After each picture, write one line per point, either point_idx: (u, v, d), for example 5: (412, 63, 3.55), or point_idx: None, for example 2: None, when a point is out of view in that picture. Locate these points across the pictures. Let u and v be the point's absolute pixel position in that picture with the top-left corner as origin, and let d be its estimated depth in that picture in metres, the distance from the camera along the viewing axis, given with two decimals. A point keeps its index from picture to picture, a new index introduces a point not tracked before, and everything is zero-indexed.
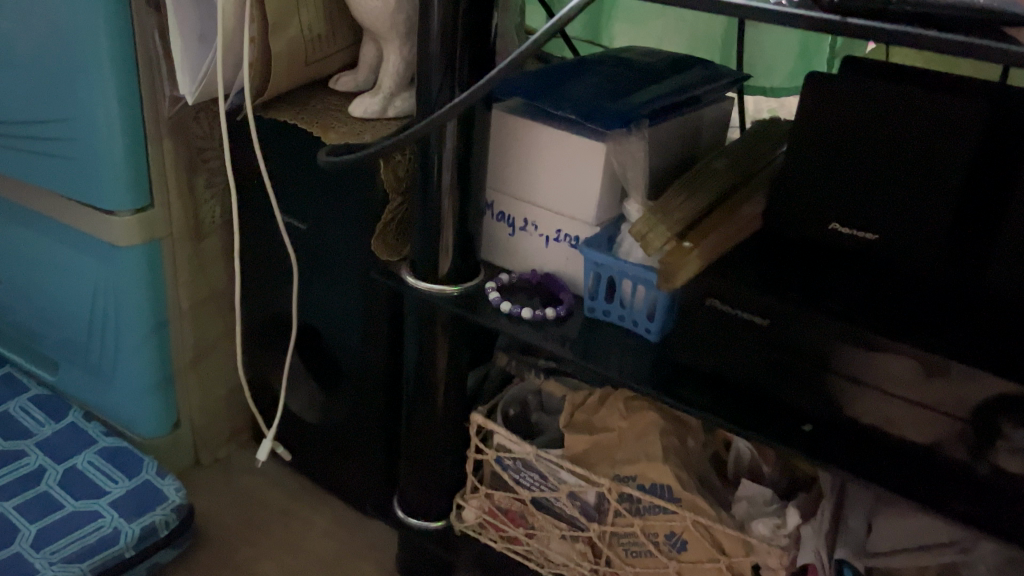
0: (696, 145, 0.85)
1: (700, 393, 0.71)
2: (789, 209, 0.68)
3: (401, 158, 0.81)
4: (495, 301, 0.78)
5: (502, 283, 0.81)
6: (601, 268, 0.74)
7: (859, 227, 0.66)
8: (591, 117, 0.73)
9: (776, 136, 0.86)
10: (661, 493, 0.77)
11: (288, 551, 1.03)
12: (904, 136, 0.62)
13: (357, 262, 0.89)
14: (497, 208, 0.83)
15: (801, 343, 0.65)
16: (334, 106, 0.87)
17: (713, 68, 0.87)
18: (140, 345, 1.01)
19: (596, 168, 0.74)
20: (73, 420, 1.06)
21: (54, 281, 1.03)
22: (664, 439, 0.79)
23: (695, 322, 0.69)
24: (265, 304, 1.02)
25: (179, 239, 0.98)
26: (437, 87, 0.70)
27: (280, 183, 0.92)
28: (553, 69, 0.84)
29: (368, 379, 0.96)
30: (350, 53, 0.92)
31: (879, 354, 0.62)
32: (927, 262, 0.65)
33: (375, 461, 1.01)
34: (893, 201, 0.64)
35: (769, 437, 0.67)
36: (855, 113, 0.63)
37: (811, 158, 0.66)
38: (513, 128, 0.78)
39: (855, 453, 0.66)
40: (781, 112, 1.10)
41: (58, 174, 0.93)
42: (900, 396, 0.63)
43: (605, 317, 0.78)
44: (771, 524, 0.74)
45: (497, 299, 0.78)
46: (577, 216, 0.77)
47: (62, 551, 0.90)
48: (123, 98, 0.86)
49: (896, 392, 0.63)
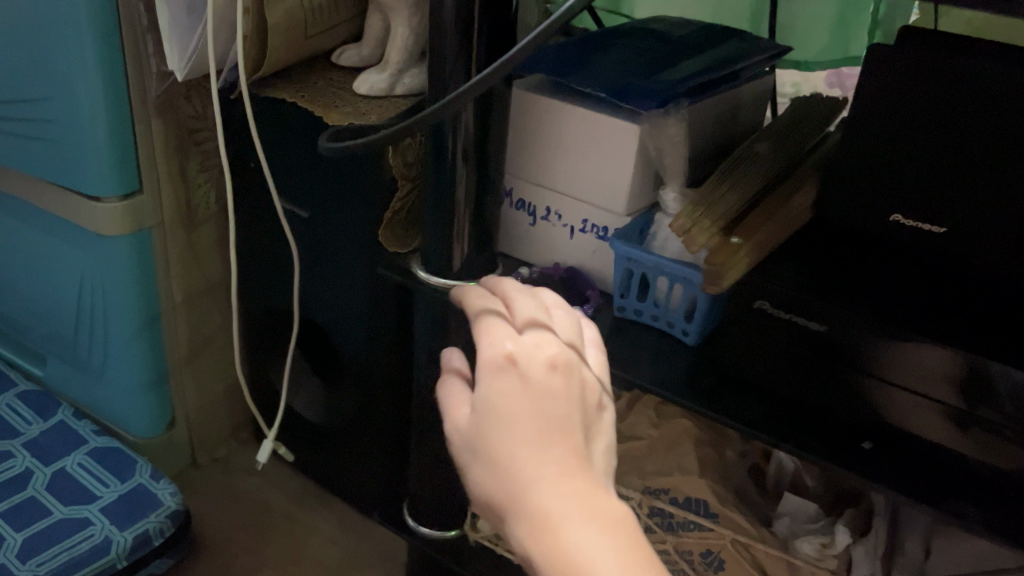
0: (735, 126, 0.77)
1: (746, 404, 0.64)
2: (845, 197, 0.62)
3: (412, 142, 0.74)
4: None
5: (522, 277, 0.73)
6: (634, 263, 0.67)
7: (922, 219, 0.60)
8: (623, 95, 0.66)
9: (821, 115, 0.79)
10: (697, 509, 0.70)
11: (291, 559, 0.97)
12: (967, 117, 0.55)
13: (363, 255, 0.82)
14: (517, 196, 0.76)
15: (848, 352, 0.59)
16: (337, 83, 0.80)
17: (751, 41, 0.79)
18: (130, 340, 0.94)
19: (629, 152, 0.67)
20: (62, 418, 1.00)
21: (39, 271, 0.96)
22: (699, 450, 0.74)
23: (743, 326, 0.63)
24: (265, 296, 0.96)
25: (170, 228, 0.91)
26: (452, 63, 0.62)
27: (278, 167, 0.84)
28: (578, 42, 0.76)
29: (373, 377, 0.90)
30: (354, 25, 0.84)
31: (938, 361, 0.55)
32: (999, 257, 0.58)
33: (383, 464, 0.96)
34: (960, 189, 0.57)
35: (821, 456, 0.60)
36: (916, 91, 0.56)
37: (869, 142, 0.59)
38: (535, 108, 0.70)
39: (916, 472, 0.59)
40: (806, 87, 1.02)
41: (40, 158, 0.86)
42: (957, 410, 0.56)
43: (636, 316, 0.71)
44: (817, 544, 0.67)
45: None
46: (606, 205, 0.70)
47: (50, 562, 0.84)
48: (107, 76, 0.78)
49: (952, 408, 0.57)
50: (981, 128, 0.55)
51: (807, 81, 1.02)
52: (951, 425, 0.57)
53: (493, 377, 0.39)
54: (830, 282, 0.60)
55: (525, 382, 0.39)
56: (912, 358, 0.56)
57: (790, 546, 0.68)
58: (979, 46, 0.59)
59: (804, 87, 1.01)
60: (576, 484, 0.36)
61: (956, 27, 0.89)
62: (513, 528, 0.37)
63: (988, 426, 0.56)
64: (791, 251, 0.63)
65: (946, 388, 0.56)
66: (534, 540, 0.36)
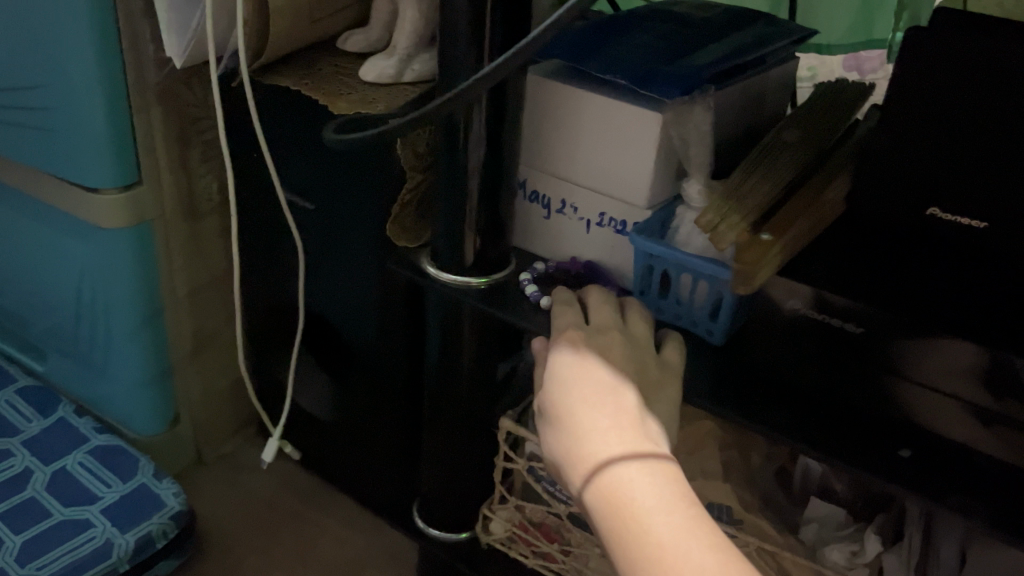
0: (760, 113, 0.74)
1: (777, 410, 0.61)
2: (880, 189, 0.58)
3: (421, 133, 0.70)
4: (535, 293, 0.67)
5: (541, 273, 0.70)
6: (656, 258, 0.64)
7: (963, 214, 0.56)
8: (645, 82, 0.62)
9: (850, 100, 0.75)
10: (720, 516, 0.67)
11: (298, 560, 0.94)
12: (1011, 106, 0.52)
13: (371, 249, 0.79)
14: (531, 187, 0.72)
15: (876, 350, 0.56)
16: (343, 70, 0.76)
17: (776, 24, 0.76)
18: (132, 336, 0.91)
19: (651, 142, 0.63)
20: (63, 415, 0.98)
21: (37, 265, 0.93)
22: (722, 453, 0.72)
23: (775, 325, 0.60)
24: (270, 291, 0.93)
25: (171, 220, 0.88)
26: (464, 49, 0.59)
27: (282, 158, 0.81)
28: (596, 26, 0.73)
29: (383, 374, 0.87)
30: (360, 8, 0.81)
31: (975, 361, 0.52)
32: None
33: (393, 463, 0.93)
34: (1003, 184, 0.54)
35: (856, 464, 0.56)
36: (959, 78, 0.53)
37: (907, 131, 0.56)
38: (551, 95, 0.67)
39: (955, 481, 0.55)
40: (821, 70, 0.98)
41: (35, 149, 0.82)
42: (987, 409, 0.54)
43: (658, 314, 0.67)
44: (847, 551, 0.65)
45: (536, 294, 0.67)
46: (626, 198, 0.67)
47: (51, 566, 0.81)
48: (103, 63, 0.75)
49: (979, 405, 0.54)
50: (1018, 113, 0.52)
51: (824, 65, 0.98)
52: (974, 421, 0.55)
53: (559, 350, 0.51)
54: (864, 279, 0.57)
55: (586, 357, 0.50)
56: (938, 351, 0.53)
57: (819, 555, 0.66)
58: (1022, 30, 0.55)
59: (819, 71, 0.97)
60: (626, 431, 0.45)
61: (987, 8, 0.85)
62: (566, 458, 0.46)
63: (1014, 423, 0.53)
64: (825, 250, 0.60)
65: (971, 384, 0.53)
66: (592, 477, 0.44)
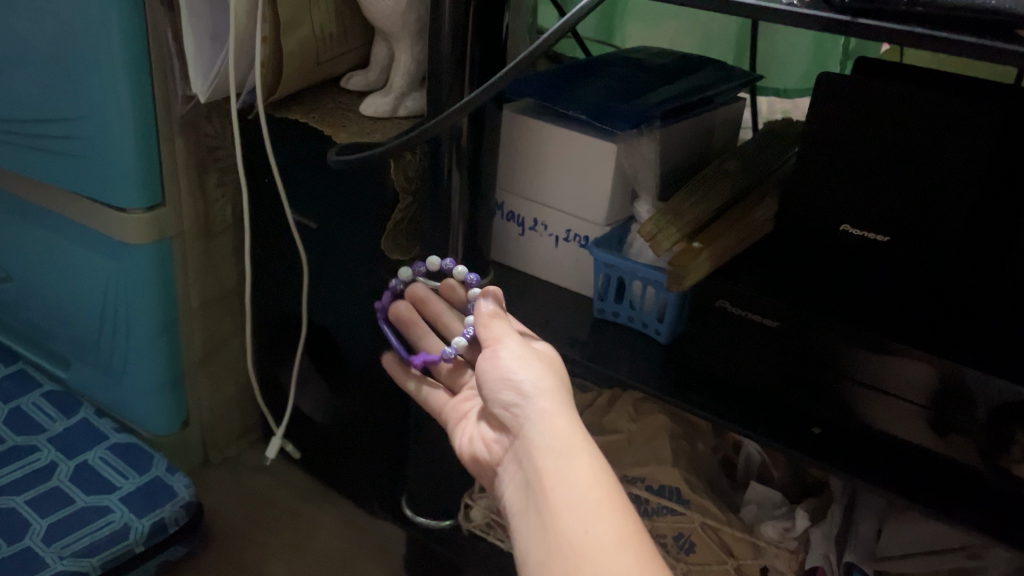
0: (708, 146, 0.85)
1: (709, 397, 0.72)
2: (800, 209, 0.69)
3: (412, 158, 0.81)
4: (446, 265, 0.72)
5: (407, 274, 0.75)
6: (611, 268, 0.75)
7: (869, 230, 0.66)
8: (602, 118, 0.74)
9: (790, 137, 0.86)
10: (669, 495, 0.79)
11: (297, 550, 1.03)
12: (907, 142, 0.62)
13: (366, 264, 0.90)
14: (507, 209, 0.84)
15: (791, 341, 0.67)
16: (345, 106, 0.87)
17: (724, 69, 0.87)
18: (150, 343, 1.01)
19: (608, 169, 0.75)
20: (85, 416, 1.07)
21: (65, 278, 1.03)
22: (675, 442, 0.84)
23: (706, 323, 0.70)
24: (276, 304, 1.03)
25: (189, 238, 0.99)
26: (448, 86, 0.69)
27: (291, 182, 0.92)
28: (564, 70, 0.84)
29: (376, 378, 0.97)
30: (361, 52, 0.92)
31: (889, 358, 0.63)
32: (948, 270, 0.65)
33: (383, 461, 1.02)
34: (901, 210, 0.64)
35: (779, 440, 0.67)
36: (864, 117, 0.63)
37: (821, 161, 0.66)
38: (523, 131, 0.78)
39: (858, 453, 0.67)
40: (795, 114, 1.06)
41: (69, 173, 0.93)
42: (919, 407, 0.63)
43: (615, 318, 0.79)
44: (780, 527, 0.75)
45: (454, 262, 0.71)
46: (587, 217, 0.78)
47: (73, 546, 0.90)
48: (135, 97, 0.85)
49: (901, 397, 0.64)
50: (937, 154, 0.62)
51: (797, 108, 1.06)
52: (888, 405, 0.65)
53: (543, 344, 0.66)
54: (780, 285, 0.68)
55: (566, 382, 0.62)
56: (856, 350, 0.64)
57: (756, 530, 0.76)
58: (935, 76, 0.66)
59: (793, 114, 1.06)
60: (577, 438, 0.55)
61: (919, 62, 0.95)
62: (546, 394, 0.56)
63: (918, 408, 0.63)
64: (744, 269, 0.70)
65: (892, 376, 0.63)
66: (576, 443, 0.52)
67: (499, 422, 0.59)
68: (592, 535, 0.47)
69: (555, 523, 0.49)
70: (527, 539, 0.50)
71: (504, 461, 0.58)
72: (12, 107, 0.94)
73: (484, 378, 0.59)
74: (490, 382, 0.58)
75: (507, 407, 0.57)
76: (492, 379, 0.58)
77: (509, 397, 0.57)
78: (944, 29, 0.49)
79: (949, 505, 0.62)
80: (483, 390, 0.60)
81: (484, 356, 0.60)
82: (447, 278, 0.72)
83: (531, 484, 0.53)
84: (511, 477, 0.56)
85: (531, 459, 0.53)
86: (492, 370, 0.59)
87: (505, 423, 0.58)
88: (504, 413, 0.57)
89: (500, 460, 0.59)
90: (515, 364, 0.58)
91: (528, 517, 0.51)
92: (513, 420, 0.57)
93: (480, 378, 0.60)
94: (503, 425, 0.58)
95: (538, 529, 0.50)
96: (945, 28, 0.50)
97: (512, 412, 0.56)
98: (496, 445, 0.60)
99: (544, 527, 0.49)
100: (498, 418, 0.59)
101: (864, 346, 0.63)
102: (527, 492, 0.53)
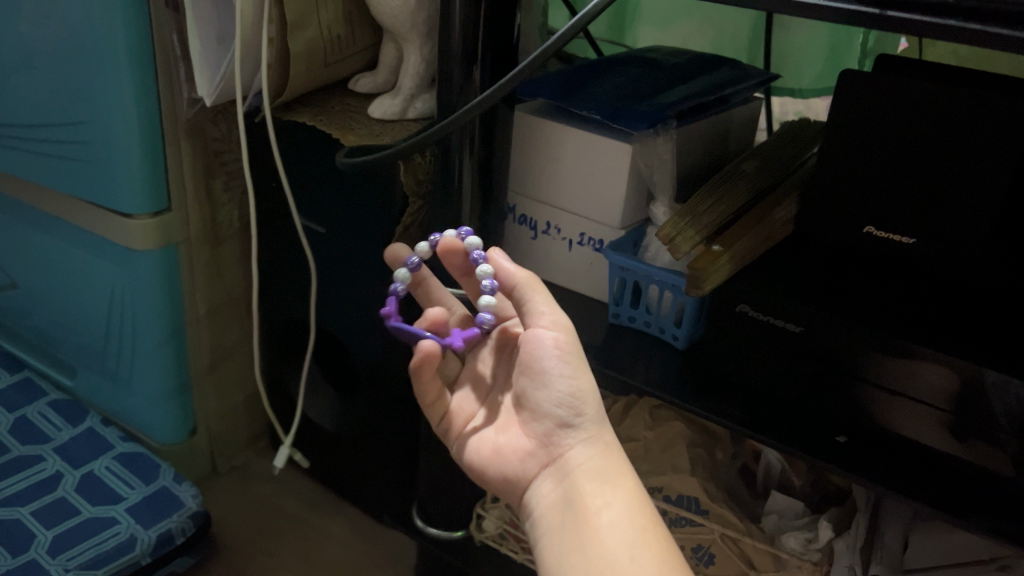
0: (723, 147, 0.83)
1: (727, 404, 0.69)
2: (822, 209, 0.66)
3: (422, 162, 0.79)
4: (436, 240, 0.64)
5: (405, 272, 0.64)
6: (627, 271, 0.74)
7: (893, 231, 0.64)
8: (616, 117, 0.72)
9: (808, 135, 0.84)
10: (688, 505, 0.77)
11: (305, 560, 1.01)
12: (932, 139, 0.60)
13: (375, 268, 0.88)
14: (519, 212, 0.82)
15: (814, 346, 0.65)
16: (353, 108, 0.86)
17: (741, 68, 0.84)
18: (156, 351, 0.99)
19: (621, 171, 0.73)
20: (91, 425, 1.06)
21: (71, 285, 1.02)
22: (690, 450, 0.83)
23: (727, 328, 0.69)
24: (284, 310, 1.02)
25: (196, 243, 0.97)
26: (459, 85, 0.67)
27: (299, 186, 0.90)
28: (576, 70, 0.82)
29: (384, 384, 0.95)
30: (369, 54, 0.91)
31: (912, 362, 0.61)
32: (977, 272, 0.63)
33: (393, 468, 1.00)
34: (923, 210, 0.62)
35: (801, 447, 0.65)
36: (887, 113, 0.61)
37: (844, 160, 0.64)
38: (536, 132, 0.76)
39: (881, 461, 0.64)
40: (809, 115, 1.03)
41: (73, 178, 0.91)
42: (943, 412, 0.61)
43: (630, 323, 0.77)
44: (802, 539, 0.73)
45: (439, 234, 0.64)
46: (600, 219, 0.76)
47: (79, 557, 0.88)
48: (141, 101, 0.84)
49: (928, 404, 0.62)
50: (964, 154, 0.60)
51: (810, 109, 1.04)
52: (915, 410, 0.63)
53: None
54: (800, 288, 0.66)
55: None
56: (881, 353, 0.62)
57: (777, 542, 0.74)
58: (966, 74, 0.63)
59: (807, 116, 1.03)
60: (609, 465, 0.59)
61: (942, 57, 0.92)
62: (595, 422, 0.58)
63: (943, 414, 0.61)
64: (764, 274, 0.68)
65: (919, 381, 0.61)
66: (621, 477, 0.56)
67: (535, 430, 0.59)
68: (638, 563, 0.50)
69: (599, 545, 0.51)
70: (562, 557, 0.53)
71: (535, 473, 0.58)
72: (16, 111, 0.93)
73: (539, 381, 0.58)
74: (545, 391, 0.58)
75: (556, 424, 0.58)
76: (549, 389, 0.58)
77: (562, 414, 0.58)
78: (981, 22, 0.47)
79: (977, 515, 0.60)
80: (532, 395, 0.59)
81: (536, 343, 0.57)
82: (449, 238, 0.62)
83: (572, 503, 0.55)
84: (543, 492, 0.57)
85: (576, 480, 0.56)
86: (550, 377, 0.57)
87: (544, 435, 0.58)
88: (548, 425, 0.58)
89: (528, 471, 0.59)
90: (574, 382, 0.57)
91: (565, 534, 0.54)
92: (558, 438, 0.58)
93: (536, 377, 0.58)
94: (542, 435, 0.58)
95: (577, 549, 0.52)
96: (982, 22, 0.47)
97: (560, 430, 0.58)
98: (524, 455, 0.59)
99: (586, 548, 0.52)
100: (530, 425, 0.59)
101: (889, 350, 0.61)
102: (565, 508, 0.55)
